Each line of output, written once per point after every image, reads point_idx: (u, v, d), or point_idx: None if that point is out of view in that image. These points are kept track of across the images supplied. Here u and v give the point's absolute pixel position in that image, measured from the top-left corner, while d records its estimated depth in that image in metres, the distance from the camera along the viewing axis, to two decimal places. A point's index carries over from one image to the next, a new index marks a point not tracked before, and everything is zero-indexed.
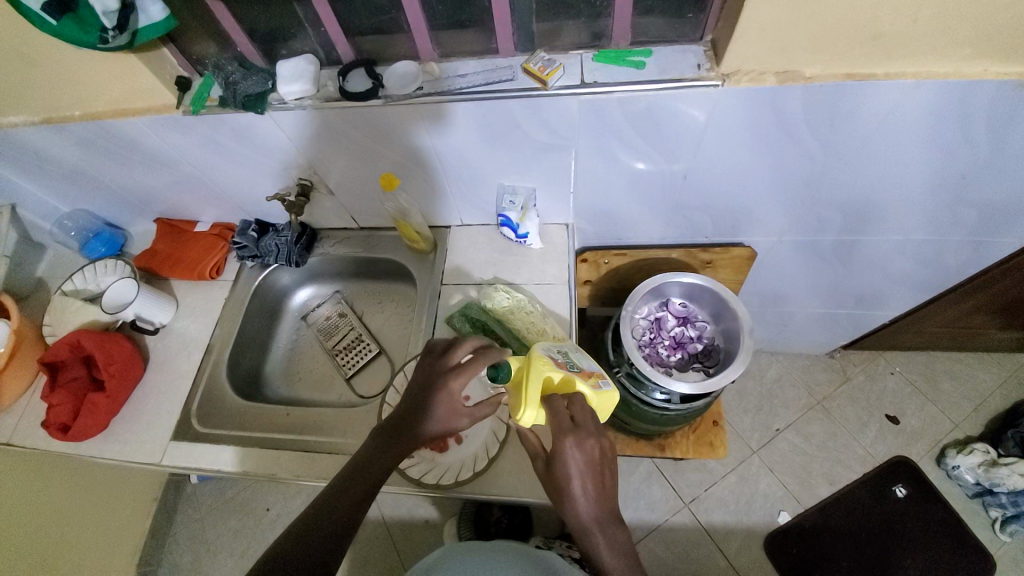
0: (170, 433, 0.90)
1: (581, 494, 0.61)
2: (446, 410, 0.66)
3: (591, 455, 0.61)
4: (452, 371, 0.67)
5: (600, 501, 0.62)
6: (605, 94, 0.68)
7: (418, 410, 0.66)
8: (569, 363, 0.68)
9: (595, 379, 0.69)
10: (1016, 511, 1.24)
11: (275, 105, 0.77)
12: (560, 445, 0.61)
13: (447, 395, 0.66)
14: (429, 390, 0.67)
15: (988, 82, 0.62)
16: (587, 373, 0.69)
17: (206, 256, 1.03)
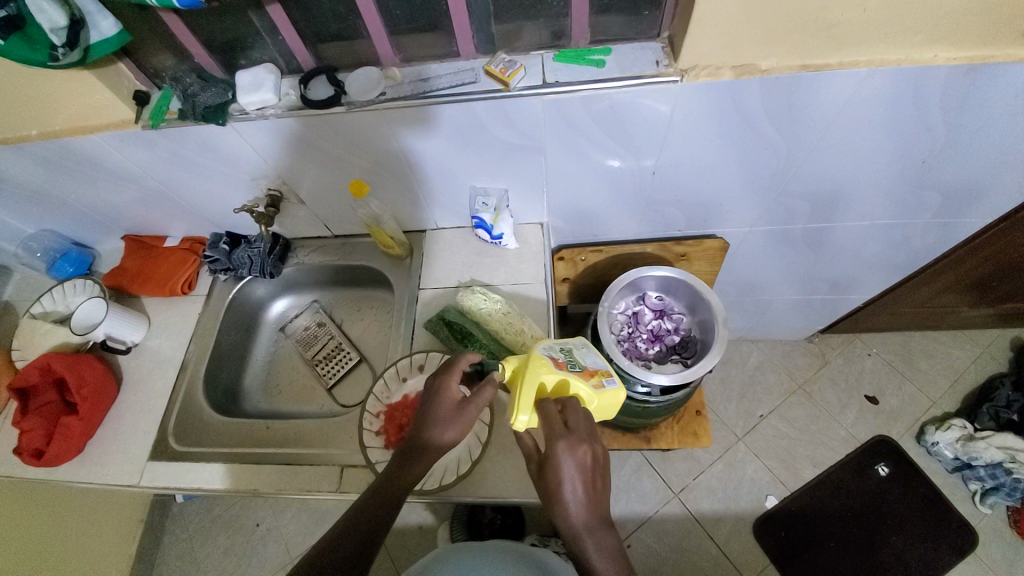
0: (148, 454, 0.88)
1: (573, 499, 0.59)
2: (447, 419, 0.66)
3: (582, 455, 0.60)
4: (445, 382, 0.68)
5: (592, 507, 0.60)
6: (567, 92, 0.68)
7: (421, 425, 0.68)
8: (569, 363, 0.68)
9: (598, 378, 0.67)
10: (994, 483, 1.27)
11: (236, 116, 0.76)
12: (551, 443, 0.60)
13: (445, 405, 0.67)
14: (429, 405, 0.68)
15: (940, 67, 0.63)
16: (591, 372, 0.68)
17: (177, 272, 1.01)
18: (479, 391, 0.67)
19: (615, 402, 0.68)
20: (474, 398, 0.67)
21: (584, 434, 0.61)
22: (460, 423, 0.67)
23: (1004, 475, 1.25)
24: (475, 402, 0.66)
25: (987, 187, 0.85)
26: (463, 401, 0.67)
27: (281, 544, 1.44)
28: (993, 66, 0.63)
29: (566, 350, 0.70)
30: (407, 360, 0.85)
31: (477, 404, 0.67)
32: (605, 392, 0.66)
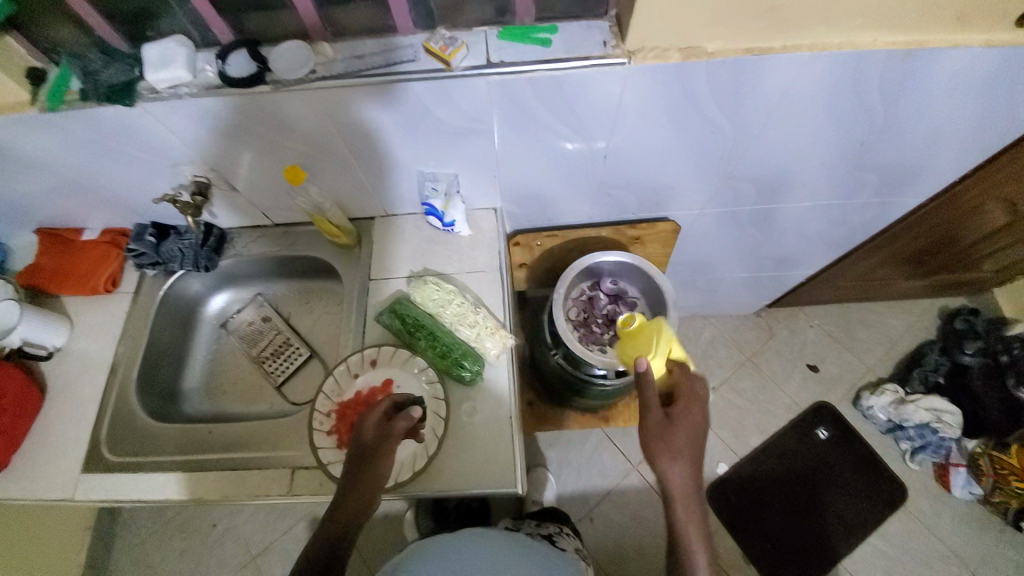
0: (80, 466, 0.82)
1: (683, 465, 0.67)
2: (376, 456, 0.67)
3: (695, 453, 0.68)
4: (360, 425, 0.69)
5: (692, 477, 0.67)
6: (512, 74, 0.65)
7: (351, 471, 0.67)
8: (658, 336, 0.81)
9: (678, 351, 0.81)
10: (922, 442, 1.38)
11: (146, 95, 0.69)
12: (687, 433, 0.68)
13: (367, 446, 0.68)
14: (353, 451, 0.68)
15: (879, 52, 0.64)
16: (697, 360, 0.80)
17: (99, 268, 0.93)
18: (396, 421, 0.69)
19: None
20: (391, 432, 0.68)
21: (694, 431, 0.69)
22: (385, 454, 0.67)
23: (930, 435, 1.37)
24: (392, 437, 0.68)
25: (920, 168, 0.89)
26: (382, 435, 0.68)
27: (242, 541, 1.40)
28: (927, 51, 0.64)
29: (655, 328, 0.83)
30: (358, 356, 0.82)
31: (398, 435, 0.68)
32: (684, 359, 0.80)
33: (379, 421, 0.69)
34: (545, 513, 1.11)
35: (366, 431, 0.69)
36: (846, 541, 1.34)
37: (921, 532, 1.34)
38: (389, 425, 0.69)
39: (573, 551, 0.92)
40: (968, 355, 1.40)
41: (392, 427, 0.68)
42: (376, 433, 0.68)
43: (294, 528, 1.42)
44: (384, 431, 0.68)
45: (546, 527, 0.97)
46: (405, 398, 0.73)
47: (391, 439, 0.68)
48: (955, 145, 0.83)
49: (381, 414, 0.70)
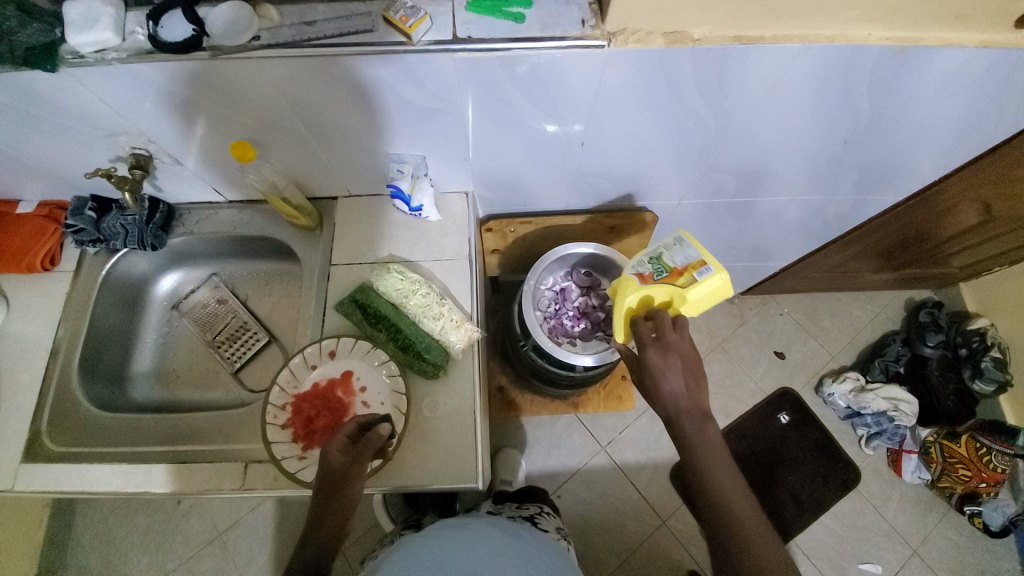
0: (19, 456, 0.77)
1: (677, 391, 0.64)
2: (348, 483, 0.64)
3: (702, 395, 0.65)
4: (325, 452, 0.65)
5: (692, 397, 0.64)
6: (480, 52, 0.59)
7: (320, 502, 0.63)
8: (658, 270, 0.74)
9: (689, 273, 0.72)
10: (878, 429, 1.43)
11: (69, 60, 0.60)
12: (685, 372, 0.65)
13: (336, 473, 0.64)
14: (320, 480, 0.64)
15: (872, 46, 0.60)
16: (678, 272, 0.72)
17: (34, 245, 0.85)
18: (365, 442, 0.66)
19: (714, 292, 0.71)
20: (360, 455, 0.65)
21: (695, 367, 0.65)
22: (358, 479, 0.65)
23: (886, 422, 1.42)
24: (363, 460, 0.65)
25: (901, 166, 0.87)
26: (351, 459, 0.65)
27: (207, 518, 1.37)
28: (921, 49, 0.61)
29: (653, 258, 0.75)
30: (315, 347, 0.78)
31: (368, 457, 0.66)
32: (695, 285, 0.70)
33: (346, 445, 0.66)
34: (523, 492, 1.06)
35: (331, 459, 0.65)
36: (798, 517, 1.40)
37: (871, 513, 1.40)
38: (358, 447, 0.66)
39: (555, 532, 0.85)
40: (929, 347, 1.45)
41: (361, 449, 0.66)
42: (344, 458, 0.65)
43: (261, 505, 1.38)
44: (352, 457, 0.65)
45: (526, 508, 0.92)
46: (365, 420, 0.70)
47: (361, 465, 0.65)
48: (938, 145, 0.81)
49: (345, 438, 0.67)
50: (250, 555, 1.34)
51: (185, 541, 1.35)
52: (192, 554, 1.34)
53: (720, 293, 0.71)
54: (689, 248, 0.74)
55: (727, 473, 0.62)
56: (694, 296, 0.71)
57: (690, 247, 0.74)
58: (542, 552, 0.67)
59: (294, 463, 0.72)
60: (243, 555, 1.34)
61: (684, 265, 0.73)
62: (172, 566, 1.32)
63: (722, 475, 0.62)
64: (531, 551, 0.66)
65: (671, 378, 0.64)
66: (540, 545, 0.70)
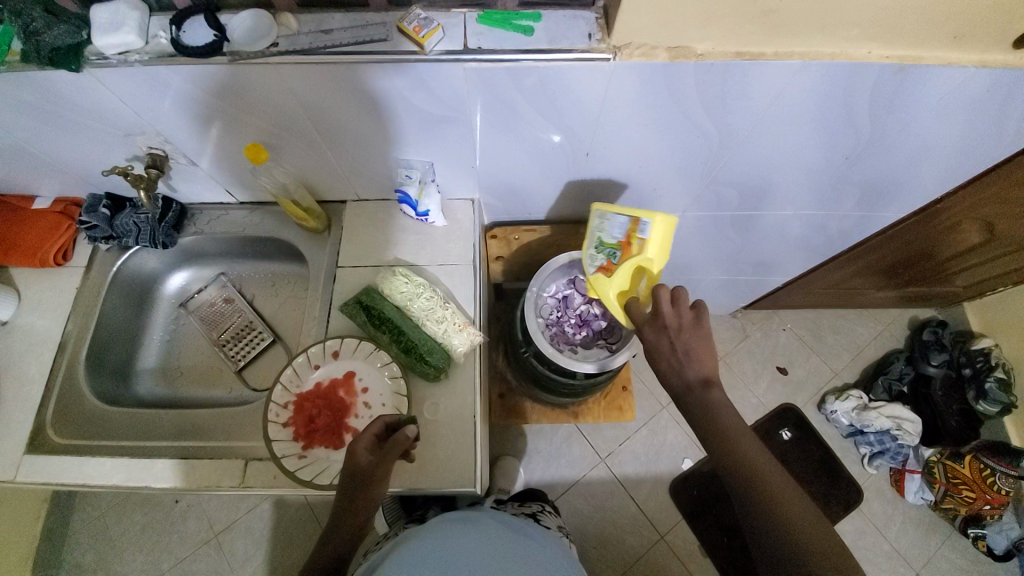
0: (23, 447, 0.78)
1: (682, 363, 0.64)
2: (372, 483, 0.64)
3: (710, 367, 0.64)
4: (352, 450, 0.65)
5: (699, 365, 0.64)
6: (489, 63, 0.61)
7: (345, 500, 0.64)
8: (613, 253, 0.80)
9: (635, 237, 0.79)
10: (881, 448, 1.41)
11: (94, 61, 0.62)
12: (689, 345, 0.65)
13: (362, 473, 0.64)
14: (346, 477, 0.65)
15: (872, 64, 0.62)
16: (628, 237, 0.79)
17: (49, 240, 0.87)
18: (391, 443, 0.66)
19: (665, 229, 0.78)
20: (386, 455, 0.66)
21: (700, 340, 0.65)
22: (384, 479, 0.65)
23: (889, 441, 1.40)
24: (389, 461, 0.66)
25: (905, 185, 0.88)
26: (377, 460, 0.65)
27: (204, 518, 1.36)
28: (922, 68, 0.62)
29: (598, 247, 0.81)
30: (320, 347, 0.79)
31: (393, 458, 0.66)
32: (647, 244, 0.78)
33: (373, 443, 0.66)
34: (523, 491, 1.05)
35: (357, 462, 0.65)
36: None
37: (871, 533, 1.39)
38: (384, 448, 0.66)
39: (557, 528, 0.85)
40: (934, 366, 1.44)
41: (387, 450, 0.66)
42: (371, 458, 0.65)
43: (258, 506, 1.38)
44: (378, 460, 0.65)
45: (528, 505, 0.92)
46: (391, 419, 0.70)
47: (387, 467, 0.65)
48: (941, 163, 0.82)
49: (373, 436, 0.67)
50: (245, 557, 1.33)
51: (181, 542, 1.34)
52: (187, 554, 1.33)
53: (671, 226, 0.78)
54: (619, 219, 0.80)
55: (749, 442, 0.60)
56: (655, 249, 0.78)
57: (616, 217, 0.80)
58: (546, 547, 0.67)
59: (293, 461, 0.73)
60: (238, 557, 1.33)
61: (626, 235, 0.79)
62: (167, 565, 1.32)
63: (748, 448, 0.59)
64: (536, 546, 0.66)
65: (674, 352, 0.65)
66: (545, 542, 0.69)
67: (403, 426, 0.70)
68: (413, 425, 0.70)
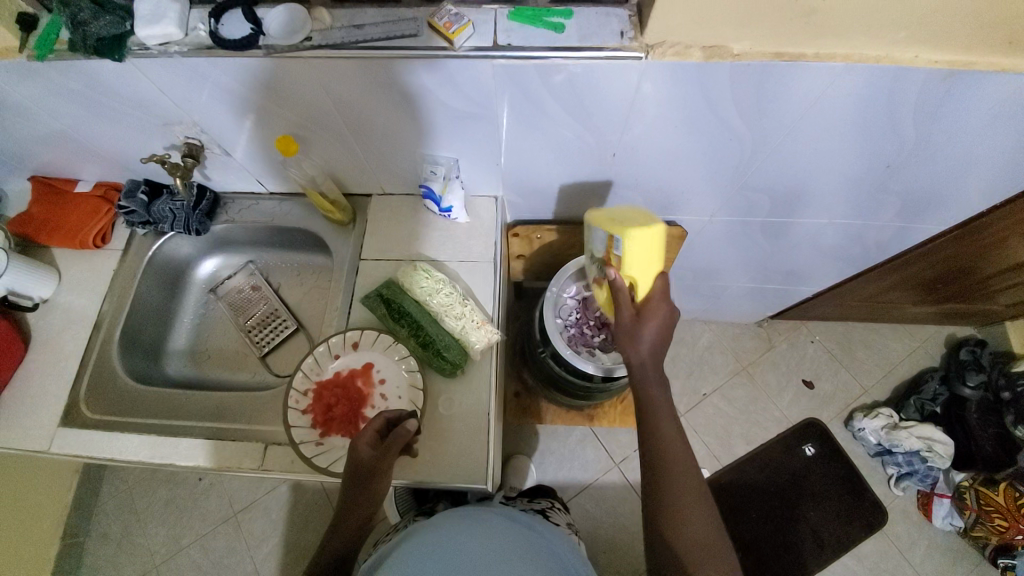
0: (58, 420, 0.82)
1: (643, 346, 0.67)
2: (377, 476, 0.66)
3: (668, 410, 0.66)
4: (354, 445, 0.67)
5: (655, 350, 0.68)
6: (517, 59, 0.61)
7: (352, 489, 0.66)
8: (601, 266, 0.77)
9: (614, 253, 0.72)
10: (909, 469, 1.36)
11: (136, 51, 0.65)
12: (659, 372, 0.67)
13: (366, 466, 0.66)
14: (350, 471, 0.66)
15: (917, 70, 0.59)
16: (609, 254, 0.74)
17: (89, 222, 0.91)
18: (392, 438, 0.67)
19: (645, 239, 0.69)
20: (387, 450, 0.67)
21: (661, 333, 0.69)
22: (387, 474, 0.67)
23: (918, 462, 1.35)
24: (391, 453, 0.67)
25: (948, 197, 0.84)
26: (380, 454, 0.66)
27: (224, 497, 1.41)
28: (972, 74, 0.59)
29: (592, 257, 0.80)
30: (341, 338, 0.80)
31: (395, 452, 0.67)
32: (623, 261, 0.71)
33: (374, 439, 0.68)
34: (534, 489, 1.05)
35: (359, 458, 0.66)
36: (817, 554, 1.34)
37: (895, 557, 1.33)
38: (385, 443, 0.67)
39: (566, 526, 0.85)
40: (969, 387, 1.37)
41: (388, 446, 0.67)
42: (373, 452, 0.66)
43: (276, 490, 1.41)
44: (379, 453, 0.66)
45: (537, 502, 0.91)
46: (390, 414, 0.71)
47: (389, 460, 0.67)
48: (989, 175, 0.78)
49: (375, 431, 0.69)
50: (262, 538, 1.37)
51: (201, 519, 1.39)
52: (207, 530, 1.38)
53: (648, 239, 0.68)
54: (597, 233, 0.75)
55: (691, 493, 0.62)
56: (630, 267, 0.70)
57: (597, 230, 0.75)
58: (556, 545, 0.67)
59: (311, 448, 0.74)
60: (256, 537, 1.37)
61: (608, 250, 0.74)
62: (187, 541, 1.37)
63: (687, 495, 0.62)
64: (548, 544, 0.66)
65: (644, 367, 0.67)
66: (558, 540, 0.70)
67: (405, 421, 0.71)
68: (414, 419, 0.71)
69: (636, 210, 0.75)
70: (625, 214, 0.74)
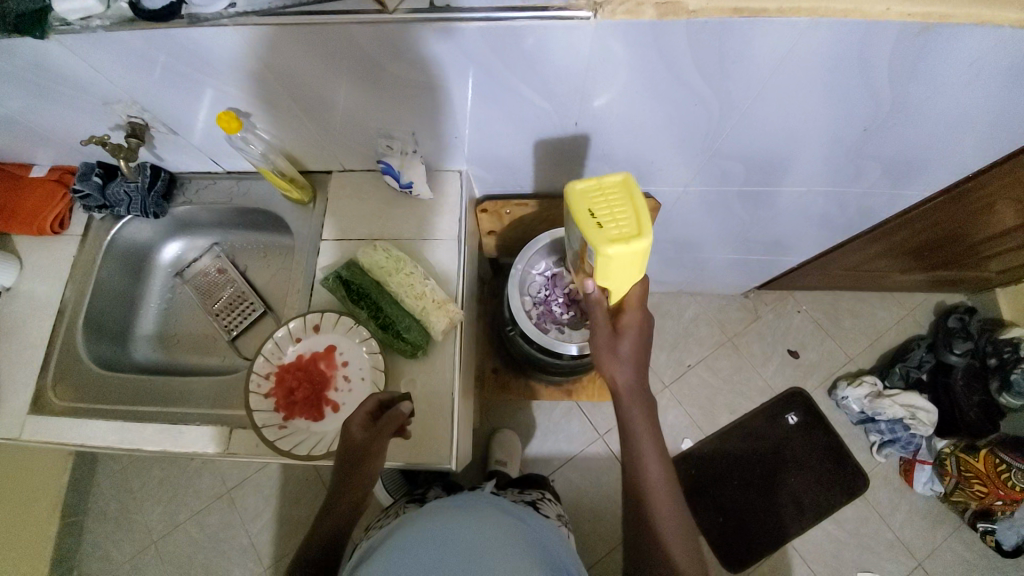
0: (26, 408, 0.82)
1: (626, 357, 0.68)
2: (369, 458, 0.65)
3: (647, 417, 0.67)
4: (347, 427, 0.66)
5: (636, 361, 0.68)
6: (458, 22, 0.56)
7: (344, 471, 0.66)
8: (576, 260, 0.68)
9: (588, 259, 0.62)
10: (891, 436, 1.36)
11: (59, 27, 0.61)
12: (644, 401, 0.68)
13: (357, 447, 0.65)
14: (343, 453, 0.66)
15: (889, 24, 0.54)
16: (585, 256, 0.63)
17: (45, 208, 0.89)
18: (385, 419, 0.66)
19: (631, 254, 0.57)
20: (381, 432, 0.65)
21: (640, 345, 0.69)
22: (382, 456, 0.66)
23: (901, 430, 1.35)
24: (383, 434, 0.65)
25: (929, 161, 0.80)
26: (372, 435, 0.65)
27: (217, 475, 1.44)
28: (948, 27, 0.55)
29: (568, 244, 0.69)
30: (300, 321, 0.79)
31: (388, 434, 0.66)
32: (598, 271, 0.61)
33: (367, 420, 0.67)
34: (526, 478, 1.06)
35: (352, 440, 0.65)
36: (797, 520, 1.37)
37: (875, 522, 1.36)
38: (378, 425, 0.66)
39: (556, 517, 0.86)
40: (956, 354, 1.36)
41: (381, 427, 0.65)
42: (365, 434, 0.65)
43: (267, 466, 1.44)
44: (373, 436, 0.65)
45: (528, 494, 0.91)
46: (388, 394, 0.69)
47: (383, 441, 0.65)
48: (972, 138, 0.74)
49: (367, 412, 0.67)
50: (255, 512, 1.40)
51: (195, 497, 1.42)
52: (202, 506, 1.41)
53: (633, 256, 0.57)
54: (574, 230, 0.63)
55: (669, 507, 0.63)
56: (607, 277, 0.61)
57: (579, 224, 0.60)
58: (544, 538, 0.67)
59: (274, 431, 0.73)
60: (249, 512, 1.40)
61: (582, 249, 0.64)
62: (183, 517, 1.40)
63: (665, 515, 0.63)
64: (535, 536, 0.66)
65: (624, 389, 0.68)
66: (544, 531, 0.70)
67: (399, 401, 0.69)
68: (407, 400, 0.69)
69: (630, 192, 0.58)
70: (609, 198, 0.59)
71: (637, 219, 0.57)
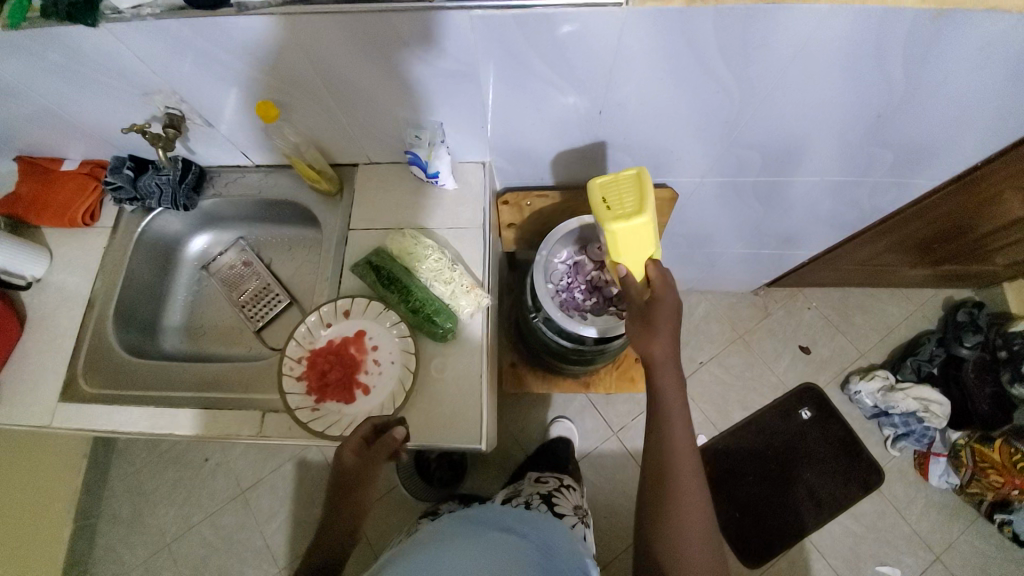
0: (57, 396, 0.83)
1: (663, 337, 0.67)
2: (362, 483, 0.67)
3: (679, 402, 0.67)
4: (339, 453, 0.66)
5: (671, 343, 0.67)
6: (494, 10, 0.59)
7: (337, 497, 0.67)
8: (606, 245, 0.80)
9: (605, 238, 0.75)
10: (905, 430, 1.37)
11: (109, 16, 0.63)
12: (679, 384, 0.67)
13: (351, 474, 0.66)
14: (336, 477, 0.67)
15: (904, 9, 0.57)
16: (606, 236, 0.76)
17: (77, 199, 0.91)
18: (380, 444, 0.68)
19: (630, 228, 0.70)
20: (375, 457, 0.67)
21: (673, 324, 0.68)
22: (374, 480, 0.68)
23: (914, 423, 1.36)
24: (377, 462, 0.68)
25: (939, 149, 0.83)
26: (365, 462, 0.67)
27: (231, 477, 1.43)
28: (960, 13, 0.57)
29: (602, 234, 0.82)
30: (331, 306, 0.80)
31: (382, 459, 0.68)
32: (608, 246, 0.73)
33: (361, 445, 0.67)
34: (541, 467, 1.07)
35: (345, 468, 0.66)
36: (814, 515, 1.36)
37: (892, 516, 1.35)
38: (372, 450, 0.67)
39: (573, 515, 0.86)
40: (966, 348, 1.37)
41: (376, 453, 0.67)
42: (359, 460, 0.67)
43: (281, 467, 1.44)
44: (366, 463, 0.67)
45: (545, 484, 0.94)
46: (377, 420, 0.70)
47: (376, 468, 0.68)
48: (981, 125, 0.77)
49: (361, 437, 0.68)
50: (270, 513, 1.40)
51: (209, 499, 1.41)
52: (217, 508, 1.41)
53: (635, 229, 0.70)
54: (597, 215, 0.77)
55: (690, 497, 0.64)
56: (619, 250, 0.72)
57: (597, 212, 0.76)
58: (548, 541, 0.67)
59: (307, 414, 0.75)
60: (263, 512, 1.40)
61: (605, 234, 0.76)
62: (196, 519, 1.40)
63: (686, 503, 0.64)
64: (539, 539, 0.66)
65: (658, 368, 0.67)
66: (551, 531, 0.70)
67: (390, 427, 0.70)
68: (400, 425, 0.71)
69: (638, 182, 0.72)
70: (620, 187, 0.73)
71: (640, 197, 0.71)
